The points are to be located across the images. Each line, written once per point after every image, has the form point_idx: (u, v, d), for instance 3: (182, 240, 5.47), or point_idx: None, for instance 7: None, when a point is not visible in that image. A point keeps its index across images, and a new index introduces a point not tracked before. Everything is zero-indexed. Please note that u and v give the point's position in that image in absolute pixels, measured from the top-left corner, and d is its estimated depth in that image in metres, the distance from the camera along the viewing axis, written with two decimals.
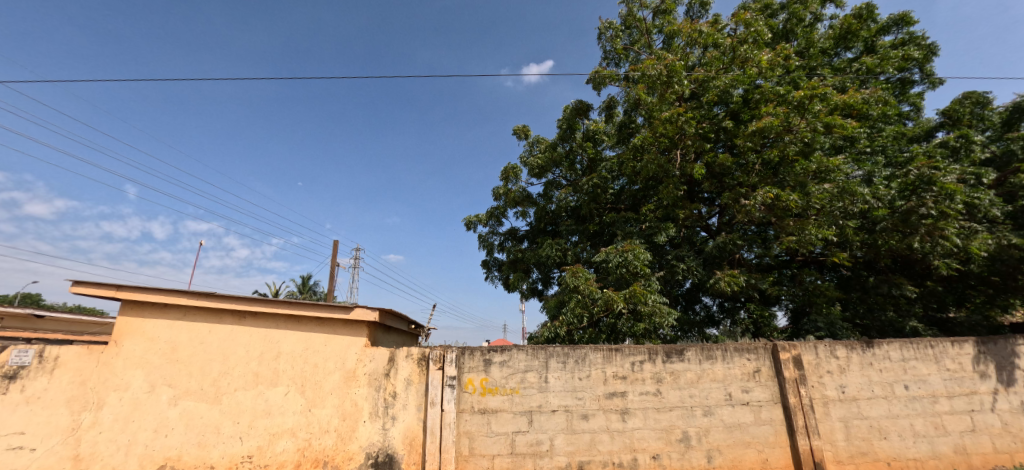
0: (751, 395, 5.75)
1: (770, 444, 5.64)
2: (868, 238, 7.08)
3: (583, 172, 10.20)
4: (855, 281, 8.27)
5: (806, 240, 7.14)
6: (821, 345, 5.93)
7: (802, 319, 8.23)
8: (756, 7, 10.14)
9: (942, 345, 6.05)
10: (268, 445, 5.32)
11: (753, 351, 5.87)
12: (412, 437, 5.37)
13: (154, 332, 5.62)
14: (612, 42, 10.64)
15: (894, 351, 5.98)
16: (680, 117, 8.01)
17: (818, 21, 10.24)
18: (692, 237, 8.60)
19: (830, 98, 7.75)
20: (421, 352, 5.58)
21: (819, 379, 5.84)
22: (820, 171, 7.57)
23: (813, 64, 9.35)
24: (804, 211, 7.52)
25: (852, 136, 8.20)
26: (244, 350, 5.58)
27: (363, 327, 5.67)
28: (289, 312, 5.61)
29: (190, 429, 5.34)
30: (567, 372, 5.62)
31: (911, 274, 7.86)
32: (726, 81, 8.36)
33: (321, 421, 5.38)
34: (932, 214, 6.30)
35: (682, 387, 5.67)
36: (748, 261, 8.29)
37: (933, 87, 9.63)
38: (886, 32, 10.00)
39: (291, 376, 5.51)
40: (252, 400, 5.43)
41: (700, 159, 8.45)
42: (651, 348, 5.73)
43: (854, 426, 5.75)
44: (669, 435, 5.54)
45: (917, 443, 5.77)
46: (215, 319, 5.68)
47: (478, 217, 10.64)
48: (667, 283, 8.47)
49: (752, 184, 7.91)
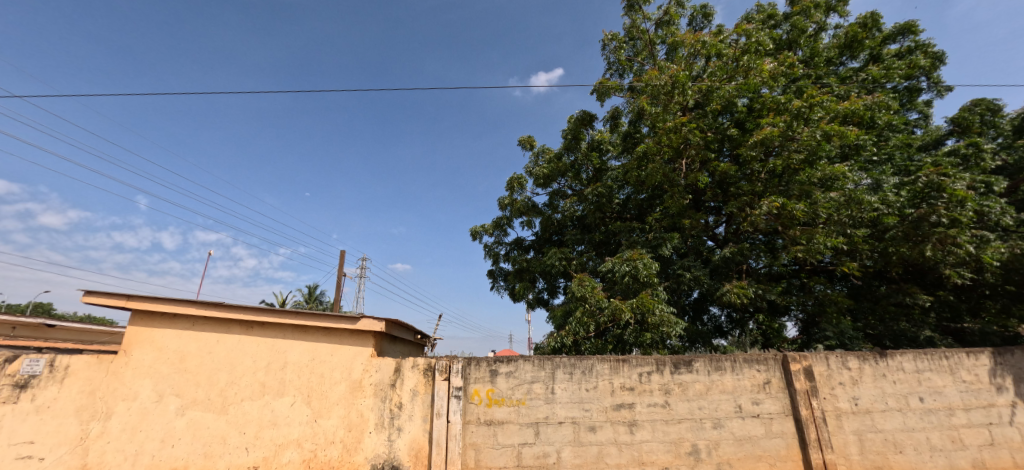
0: (762, 407, 5.66)
1: (782, 457, 5.53)
2: (878, 247, 7.05)
3: (588, 181, 10.22)
4: (867, 291, 8.19)
5: (814, 249, 7.06)
6: (832, 356, 5.83)
7: (812, 329, 8.06)
8: (760, 17, 10.38)
9: (957, 357, 5.93)
10: (274, 456, 5.30)
11: (764, 362, 5.80)
12: (418, 449, 5.33)
13: (162, 341, 5.66)
14: (616, 53, 10.64)
15: (908, 362, 5.86)
16: (684, 126, 7.90)
17: (822, 31, 10.23)
18: (699, 247, 8.47)
19: (831, 106, 7.88)
20: (427, 363, 5.56)
21: (830, 391, 5.75)
22: (826, 178, 7.48)
23: (819, 73, 9.27)
24: (812, 220, 7.41)
25: (857, 144, 7.97)
26: (251, 361, 5.59)
27: (369, 337, 5.66)
28: (296, 323, 5.61)
29: (196, 439, 5.34)
30: (573, 383, 5.57)
31: (923, 283, 7.76)
32: (731, 90, 8.31)
33: (327, 432, 5.37)
34: (943, 222, 6.24)
35: (691, 399, 5.59)
36: (757, 271, 8.26)
37: (940, 95, 9.56)
38: (892, 40, 9.97)
39: (298, 386, 5.51)
40: (259, 410, 5.43)
41: (705, 168, 8.34)
42: (659, 359, 5.68)
43: (868, 440, 5.63)
44: (678, 448, 5.45)
45: (933, 457, 5.63)
46: (223, 329, 5.71)
47: (484, 227, 10.62)
48: (673, 293, 8.33)
49: (757, 192, 7.80)
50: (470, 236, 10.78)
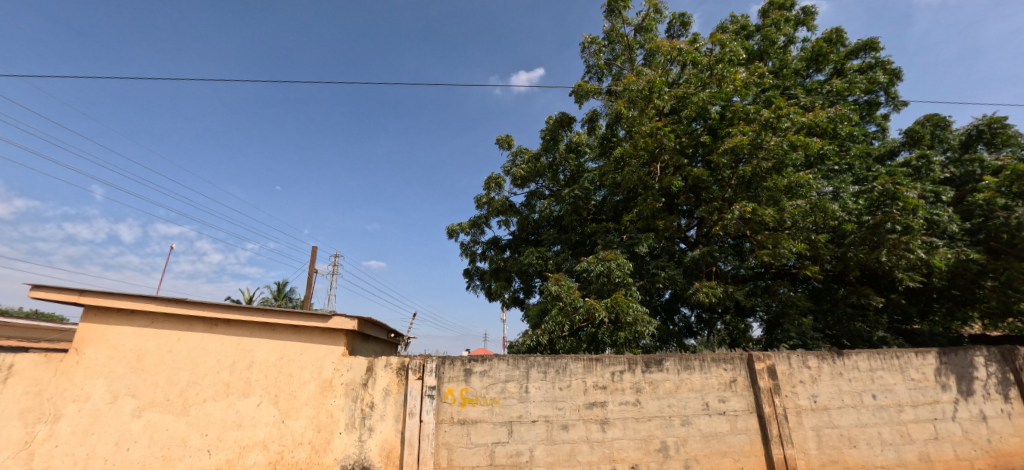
0: (728, 404, 5.86)
1: (746, 453, 5.74)
2: (838, 252, 7.39)
3: (565, 183, 10.31)
4: (826, 293, 8.51)
5: (779, 253, 7.37)
6: (794, 355, 6.10)
7: (776, 329, 8.41)
8: (734, 28, 10.77)
9: (906, 356, 6.32)
10: (238, 458, 5.13)
11: (730, 361, 6.01)
12: (389, 449, 5.26)
13: (118, 339, 5.37)
14: (595, 56, 10.76)
15: (863, 361, 6.20)
16: (660, 131, 8.07)
17: (791, 43, 10.65)
18: (672, 249, 8.75)
19: (797, 118, 8.17)
20: (401, 362, 5.50)
21: (792, 389, 6.01)
22: (792, 186, 7.80)
23: (786, 84, 9.64)
24: (779, 225, 7.72)
25: (822, 154, 8.55)
26: (215, 360, 5.38)
27: (340, 335, 5.54)
28: (263, 321, 5.43)
29: (154, 442, 5.10)
30: (547, 382, 5.62)
31: (878, 286, 8.19)
32: (704, 98, 8.47)
33: (295, 433, 5.23)
34: (897, 229, 6.62)
35: (661, 397, 5.74)
36: (725, 273, 8.51)
37: (896, 110, 10.13)
38: (854, 56, 10.49)
39: (265, 386, 5.34)
40: (222, 411, 5.23)
41: (679, 173, 8.53)
42: (631, 358, 5.79)
43: (826, 435, 5.92)
44: (648, 445, 5.58)
45: (884, 451, 5.97)
46: (185, 327, 5.47)
47: (461, 225, 10.54)
48: (647, 293, 8.54)
49: (727, 197, 8.08)
50: (447, 235, 10.68)
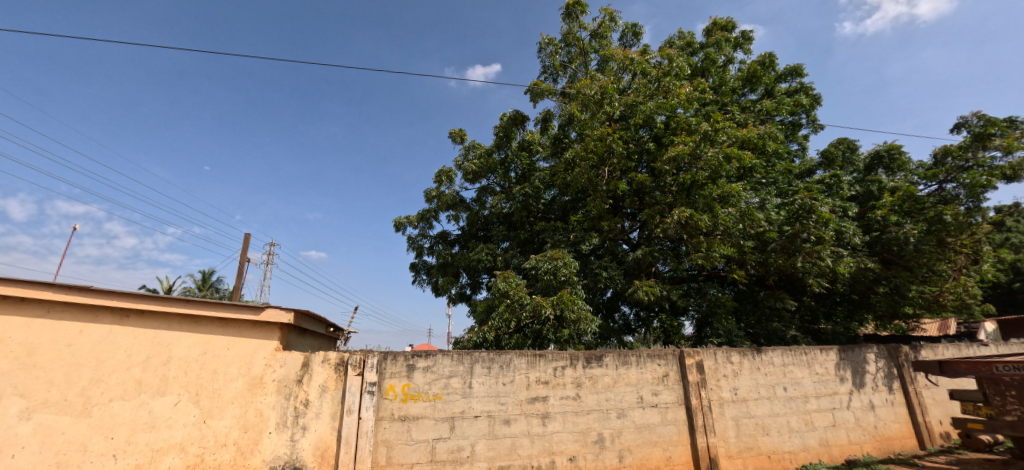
0: (660, 397, 6.22)
1: (674, 442, 6.13)
2: (761, 257, 8.12)
3: (516, 180, 10.38)
4: (750, 295, 9.33)
5: (711, 257, 7.91)
6: (719, 351, 6.62)
7: (705, 328, 9.05)
8: (680, 43, 11.40)
9: (812, 353, 7.08)
10: (150, 462, 4.67)
11: (663, 357, 6.39)
12: (324, 448, 5.05)
13: (3, 330, 4.59)
14: (551, 58, 10.95)
15: (777, 357, 6.86)
16: (609, 136, 8.39)
17: (730, 63, 11.46)
18: (615, 249, 9.09)
19: (732, 132, 8.85)
20: (340, 357, 5.30)
21: (716, 382, 6.51)
22: (723, 195, 8.33)
23: (724, 100, 10.37)
24: (712, 231, 8.27)
25: (750, 166, 9.09)
26: (125, 355, 4.84)
27: (274, 329, 5.22)
28: (186, 312, 4.98)
29: (47, 448, 4.48)
30: (491, 378, 5.65)
31: (792, 290, 9.08)
32: (652, 107, 8.89)
33: (218, 434, 4.86)
34: (811, 239, 7.42)
35: (599, 392, 5.98)
36: (662, 273, 9.06)
37: (815, 132, 11.25)
38: (782, 80, 11.50)
39: (184, 384, 4.90)
40: (132, 412, 4.73)
41: (625, 177, 8.89)
42: (573, 354, 6.00)
43: (744, 424, 6.48)
44: (586, 437, 5.80)
45: (791, 437, 6.64)
46: (89, 317, 4.83)
47: (409, 218, 10.29)
48: (590, 291, 8.84)
49: (669, 202, 8.53)
50: (393, 227, 10.38)
